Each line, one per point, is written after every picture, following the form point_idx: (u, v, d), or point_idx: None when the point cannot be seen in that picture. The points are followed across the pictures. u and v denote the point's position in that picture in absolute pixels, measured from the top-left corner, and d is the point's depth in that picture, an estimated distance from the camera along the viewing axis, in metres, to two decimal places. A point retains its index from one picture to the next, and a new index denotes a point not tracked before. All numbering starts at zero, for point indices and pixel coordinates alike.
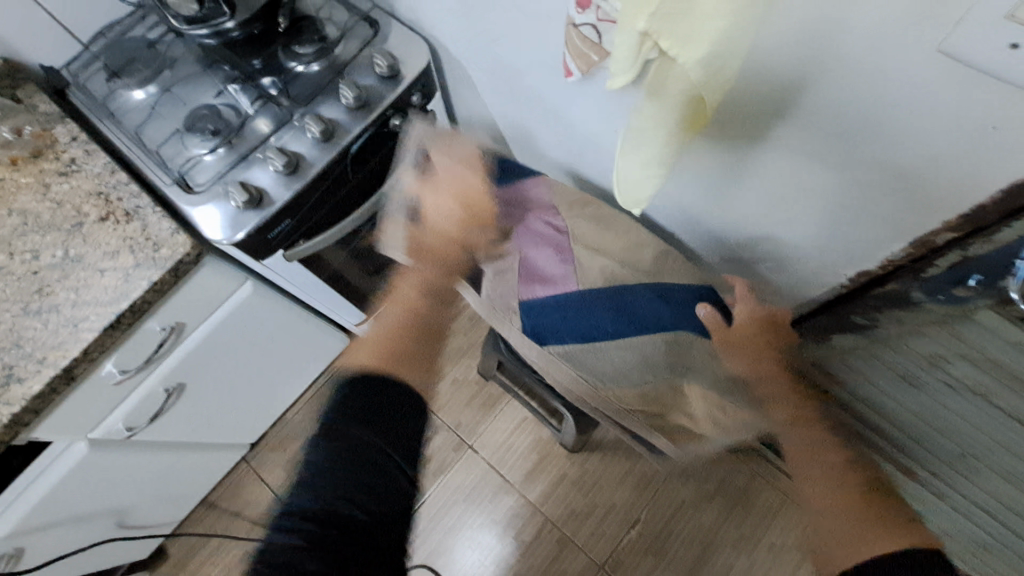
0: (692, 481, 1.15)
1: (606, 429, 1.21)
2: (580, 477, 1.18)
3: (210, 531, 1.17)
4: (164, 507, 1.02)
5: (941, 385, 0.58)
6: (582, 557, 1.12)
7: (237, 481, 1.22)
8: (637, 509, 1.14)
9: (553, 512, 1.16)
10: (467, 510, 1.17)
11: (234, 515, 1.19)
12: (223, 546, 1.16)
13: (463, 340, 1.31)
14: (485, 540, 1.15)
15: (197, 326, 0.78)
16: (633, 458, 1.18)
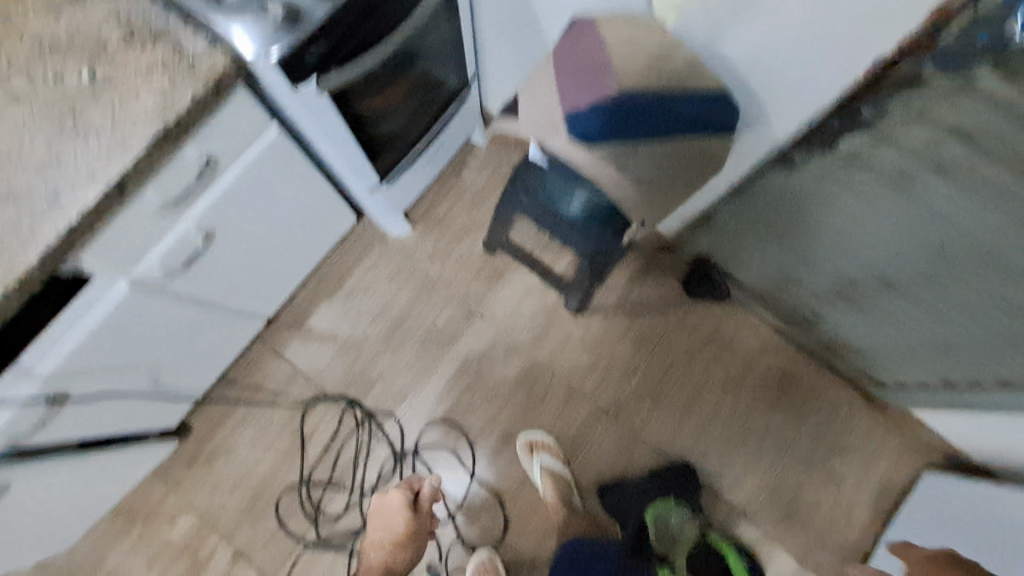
0: (686, 333, 1.27)
1: (607, 293, 1.30)
2: (585, 337, 1.27)
3: (235, 402, 1.24)
4: (189, 371, 1.06)
5: (934, 174, 0.64)
6: (588, 404, 1.24)
7: (255, 358, 1.26)
8: (637, 361, 1.26)
9: (561, 369, 1.26)
10: (480, 371, 1.26)
11: (255, 389, 1.25)
12: (249, 415, 1.23)
13: (466, 220, 1.34)
14: (499, 397, 1.25)
15: (230, 166, 0.78)
16: (632, 317, 1.28)
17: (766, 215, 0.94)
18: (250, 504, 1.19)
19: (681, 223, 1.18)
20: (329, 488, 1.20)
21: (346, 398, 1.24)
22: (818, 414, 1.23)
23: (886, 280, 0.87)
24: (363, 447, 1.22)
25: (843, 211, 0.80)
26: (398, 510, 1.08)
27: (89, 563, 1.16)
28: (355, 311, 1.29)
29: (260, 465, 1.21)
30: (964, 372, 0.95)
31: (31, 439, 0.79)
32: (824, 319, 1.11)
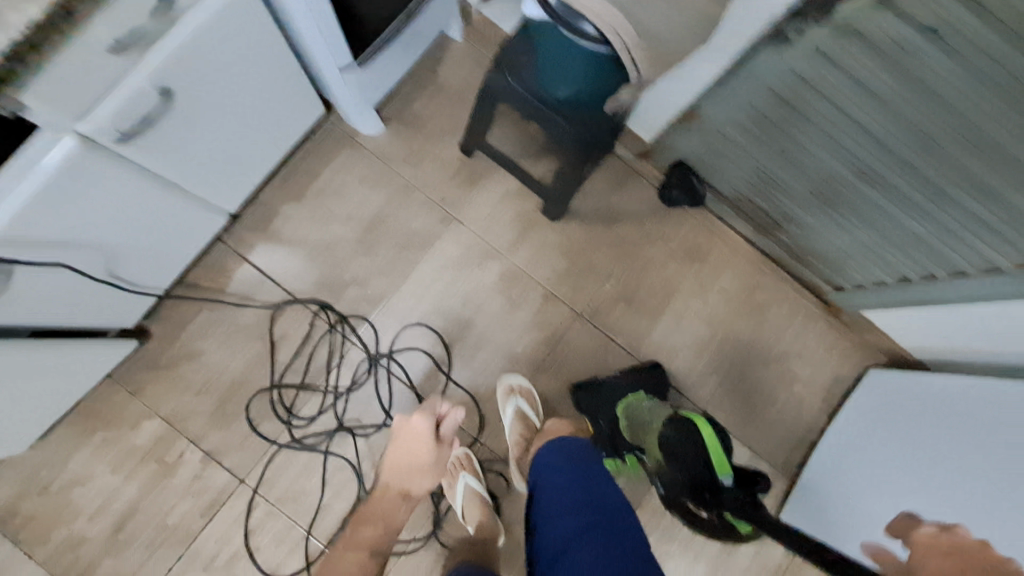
0: (659, 240, 1.30)
1: (584, 200, 1.30)
2: (562, 242, 1.28)
3: (199, 304, 1.18)
4: (147, 261, 1.00)
5: (928, 39, 0.65)
6: (564, 307, 1.26)
7: (218, 259, 1.20)
8: (613, 266, 1.28)
9: (538, 273, 1.26)
10: (456, 275, 1.25)
11: (220, 292, 1.20)
12: (215, 319, 1.19)
13: (443, 120, 1.28)
14: (476, 300, 1.24)
15: (187, 12, 0.70)
16: (608, 224, 1.29)
17: (750, 104, 0.93)
18: (220, 407, 1.16)
19: (661, 125, 1.17)
20: (303, 389, 1.18)
21: (318, 301, 1.20)
22: (777, 318, 1.30)
23: (861, 171, 0.89)
24: (337, 349, 1.20)
25: (829, 91, 0.80)
26: (422, 443, 1.06)
27: (48, 468, 1.11)
28: (325, 213, 1.23)
29: (229, 368, 1.17)
30: (918, 265, 1.01)
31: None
32: (793, 221, 1.14)
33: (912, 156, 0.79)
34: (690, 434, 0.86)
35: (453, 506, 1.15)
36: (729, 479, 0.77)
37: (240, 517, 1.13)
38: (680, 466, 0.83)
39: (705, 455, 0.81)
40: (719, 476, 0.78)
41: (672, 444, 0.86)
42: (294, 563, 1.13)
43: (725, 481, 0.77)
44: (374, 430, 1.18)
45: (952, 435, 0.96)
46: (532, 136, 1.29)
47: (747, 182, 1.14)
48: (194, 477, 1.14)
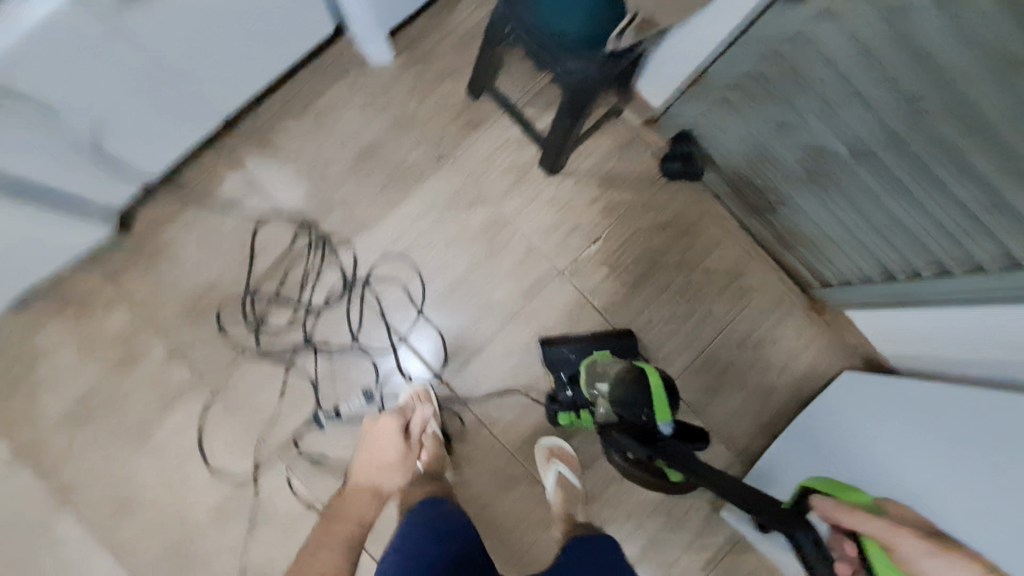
0: (652, 211, 1.29)
1: (582, 159, 1.29)
2: (554, 198, 1.27)
3: (185, 204, 1.19)
4: (137, 140, 1.01)
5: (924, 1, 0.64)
6: (545, 263, 1.26)
7: (210, 163, 1.21)
8: (601, 229, 1.28)
9: (524, 225, 1.26)
10: (443, 213, 1.24)
11: (208, 195, 1.20)
12: (199, 220, 1.19)
13: (452, 59, 1.27)
14: (458, 242, 1.24)
15: None
16: (603, 186, 1.29)
17: (756, 68, 0.93)
18: (192, 306, 1.17)
19: (669, 91, 1.17)
20: (275, 302, 1.19)
21: (302, 219, 1.21)
22: (758, 306, 1.29)
23: (853, 148, 0.89)
24: (313, 268, 1.21)
25: (830, 56, 0.80)
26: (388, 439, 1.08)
27: (16, 339, 1.13)
28: (322, 133, 1.23)
29: (206, 270, 1.19)
30: (903, 260, 0.99)
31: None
32: (787, 202, 1.14)
33: (904, 133, 0.78)
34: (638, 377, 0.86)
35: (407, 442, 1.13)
36: (667, 427, 0.79)
37: (195, 415, 1.15)
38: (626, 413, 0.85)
39: (648, 403, 0.82)
40: (659, 424, 0.80)
41: (620, 388, 0.88)
42: (241, 468, 1.14)
43: (664, 429, 0.79)
44: (340, 352, 1.19)
45: (874, 437, 0.91)
46: (541, 87, 1.28)
47: (747, 157, 1.14)
48: (157, 369, 1.15)
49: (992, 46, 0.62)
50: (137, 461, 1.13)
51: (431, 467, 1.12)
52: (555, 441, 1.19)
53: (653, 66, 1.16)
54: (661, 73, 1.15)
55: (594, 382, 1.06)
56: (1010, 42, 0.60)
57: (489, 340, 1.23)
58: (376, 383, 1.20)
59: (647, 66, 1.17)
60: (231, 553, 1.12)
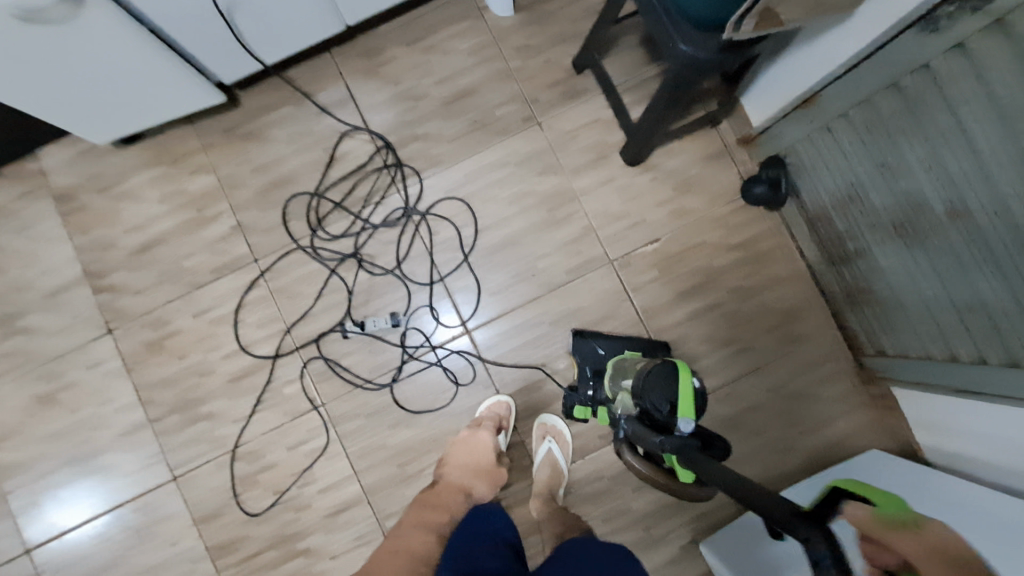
0: (720, 229, 1.26)
1: (666, 158, 1.27)
2: (626, 188, 1.26)
3: (287, 98, 1.27)
4: (262, 27, 1.08)
5: None
6: (599, 248, 1.25)
7: (320, 66, 1.28)
8: (664, 231, 1.26)
9: (590, 206, 1.26)
10: (515, 173, 1.26)
11: (309, 95, 1.28)
12: (294, 116, 1.27)
13: (569, 28, 1.29)
14: (522, 204, 1.26)
15: None
16: (678, 191, 1.26)
17: (875, 99, 0.89)
18: (266, 191, 1.25)
19: (778, 111, 1.14)
20: (338, 209, 1.25)
21: (385, 140, 1.26)
22: (803, 356, 1.23)
23: (954, 206, 0.82)
24: (381, 188, 1.26)
25: (959, 97, 0.76)
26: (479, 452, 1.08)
27: (113, 174, 1.25)
28: (426, 66, 1.28)
29: (287, 162, 1.26)
30: (973, 344, 0.91)
31: (49, 21, 0.82)
32: (865, 256, 1.07)
33: (1015, 198, 0.73)
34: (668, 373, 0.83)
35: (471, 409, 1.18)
36: (689, 424, 0.75)
37: (238, 289, 1.23)
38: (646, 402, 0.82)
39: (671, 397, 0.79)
40: (678, 420, 0.76)
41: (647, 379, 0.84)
42: (264, 349, 1.21)
43: (684, 426, 0.75)
44: (381, 273, 1.23)
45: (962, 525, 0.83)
46: (646, 77, 1.27)
47: (836, 198, 1.08)
48: (220, 238, 1.24)
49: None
50: (179, 314, 1.22)
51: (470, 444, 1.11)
52: (553, 420, 1.19)
53: (770, 77, 1.13)
54: (776, 90, 1.13)
55: (619, 378, 1.04)
56: None
57: (522, 305, 1.23)
58: (404, 312, 1.23)
59: (763, 77, 1.16)
60: (232, 422, 1.19)
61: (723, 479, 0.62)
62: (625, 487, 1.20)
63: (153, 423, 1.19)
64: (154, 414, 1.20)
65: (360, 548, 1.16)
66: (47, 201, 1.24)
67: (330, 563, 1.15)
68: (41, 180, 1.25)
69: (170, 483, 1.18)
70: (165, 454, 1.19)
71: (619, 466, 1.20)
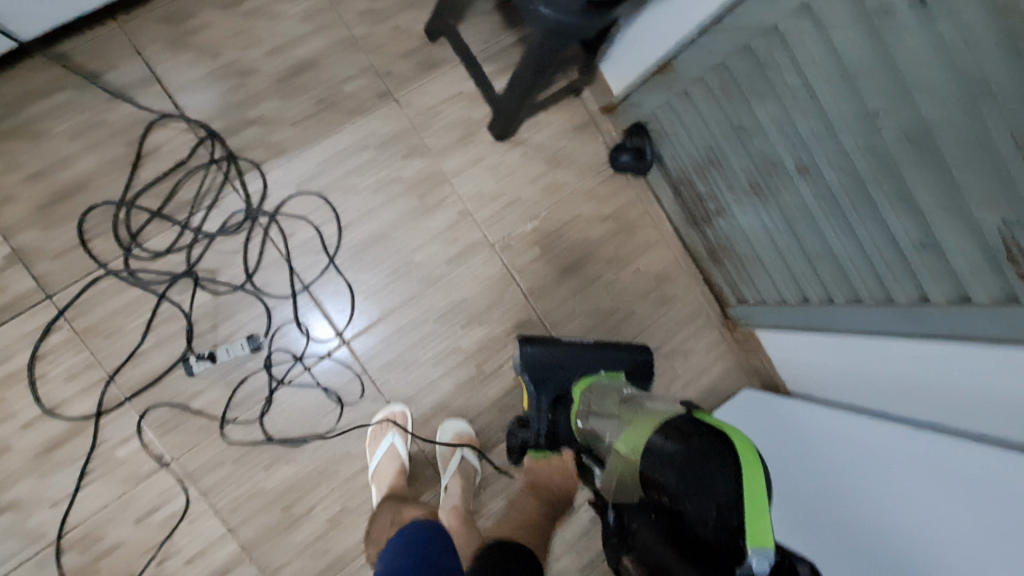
0: (594, 200, 1.25)
1: (535, 131, 1.22)
2: (498, 165, 1.19)
3: (61, 81, 0.99)
4: None
5: (910, 7, 0.64)
6: (477, 232, 1.17)
7: (105, 40, 1.02)
8: (542, 208, 1.22)
9: (463, 188, 1.17)
10: (375, 158, 1.12)
11: (93, 77, 1.00)
12: (75, 105, 0.99)
13: None
14: (386, 193, 1.13)
15: None
16: (550, 165, 1.23)
17: (727, 60, 0.92)
18: (49, 205, 0.97)
19: (635, 77, 1.14)
20: (156, 219, 1.01)
21: (208, 129, 1.04)
22: (679, 314, 1.29)
23: (804, 162, 0.88)
24: (211, 188, 1.04)
25: (803, 56, 0.80)
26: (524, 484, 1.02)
27: None
28: (250, 36, 1.07)
29: (75, 166, 0.99)
30: (823, 287, 1.01)
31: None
32: (725, 215, 1.13)
33: (856, 149, 0.79)
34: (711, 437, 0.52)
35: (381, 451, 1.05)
36: (764, 560, 0.43)
37: (28, 336, 0.95)
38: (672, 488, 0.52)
39: (721, 497, 0.47)
40: (749, 553, 0.44)
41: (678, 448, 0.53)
42: (81, 405, 0.96)
43: (755, 563, 0.43)
44: (227, 290, 1.03)
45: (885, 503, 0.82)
46: (505, 44, 1.19)
47: (696, 161, 1.12)
48: None
49: (960, 64, 0.62)
50: None
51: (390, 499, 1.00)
52: (459, 425, 1.10)
53: (626, 44, 1.13)
54: (632, 55, 1.12)
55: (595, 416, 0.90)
56: (983, 64, 0.61)
57: (402, 305, 1.12)
58: (265, 333, 1.05)
59: (619, 44, 1.15)
60: (49, 505, 0.94)
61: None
62: None
63: None
64: None
65: None
66: None
67: None
68: None
69: None
70: None
71: None
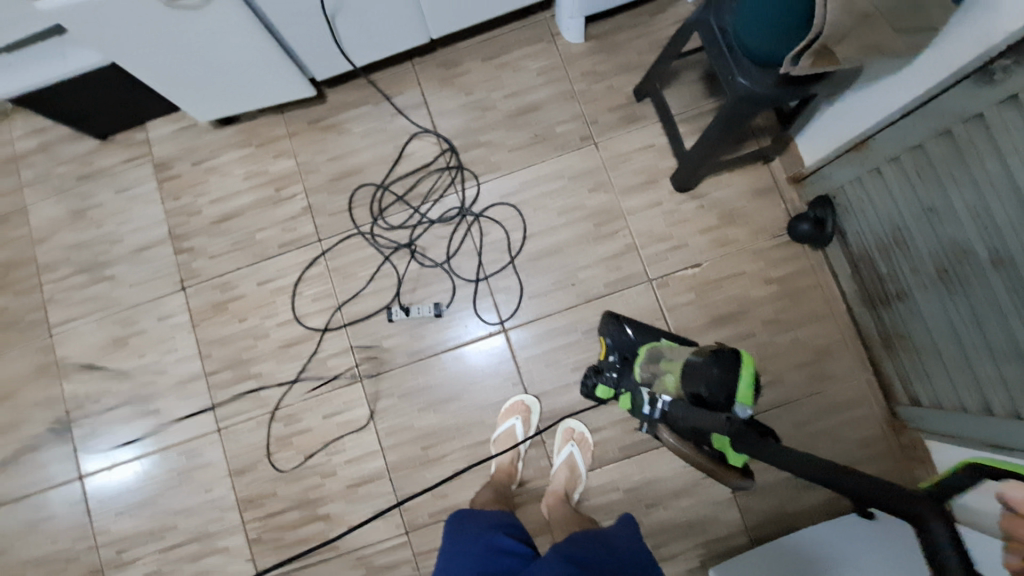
0: (761, 261, 1.29)
1: (715, 188, 1.32)
2: (672, 211, 1.31)
3: (367, 97, 1.40)
4: (359, 32, 1.20)
5: None
6: (639, 266, 1.30)
7: (401, 73, 1.41)
8: (705, 258, 1.29)
9: (634, 225, 1.31)
10: (566, 186, 1.33)
11: (388, 96, 1.40)
12: (371, 115, 1.39)
13: (634, 59, 1.37)
14: (568, 217, 1.32)
15: None
16: (722, 220, 1.30)
17: (925, 143, 0.93)
18: (337, 179, 1.37)
19: (828, 152, 1.18)
20: (398, 202, 1.35)
21: (450, 143, 1.36)
22: (833, 396, 1.23)
23: (1000, 254, 0.84)
24: (440, 187, 1.35)
25: (1006, 147, 0.79)
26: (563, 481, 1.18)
27: (207, 150, 1.39)
28: (497, 81, 1.38)
29: (360, 155, 1.38)
30: (1008, 398, 0.89)
31: (185, 8, 0.95)
32: (905, 302, 1.08)
33: None
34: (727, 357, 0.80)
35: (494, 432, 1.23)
36: (746, 412, 0.75)
37: (300, 264, 1.33)
38: (704, 391, 0.82)
39: (730, 390, 0.78)
40: (738, 408, 0.76)
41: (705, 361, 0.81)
42: (315, 321, 1.31)
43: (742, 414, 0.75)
44: (430, 264, 1.32)
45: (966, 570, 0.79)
46: (703, 108, 1.33)
47: (880, 239, 1.10)
48: (290, 217, 1.36)
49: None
50: (245, 278, 1.33)
51: (499, 477, 1.18)
52: (578, 425, 1.23)
53: (825, 120, 1.17)
54: (829, 131, 1.17)
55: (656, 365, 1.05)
56: None
57: (557, 311, 1.29)
58: (447, 304, 1.30)
59: (818, 120, 1.20)
60: (276, 386, 1.28)
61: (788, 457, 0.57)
62: (639, 502, 1.21)
63: (207, 377, 1.30)
64: (209, 369, 1.30)
65: (376, 521, 1.22)
66: (148, 167, 1.39)
67: (347, 531, 1.22)
68: (145, 148, 1.40)
69: (213, 434, 1.27)
70: (213, 407, 1.28)
71: (636, 480, 1.21)
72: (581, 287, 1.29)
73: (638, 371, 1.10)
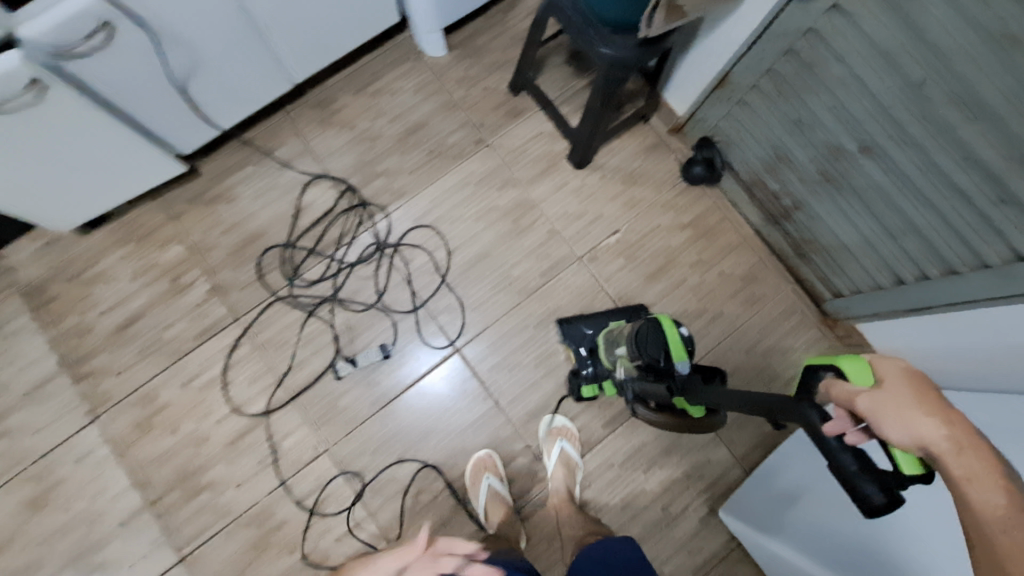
0: (672, 212, 1.36)
1: (611, 157, 1.38)
2: (580, 188, 1.35)
3: (246, 159, 1.32)
4: (219, 94, 1.14)
5: None
6: (566, 247, 1.32)
7: (276, 124, 1.34)
8: (623, 223, 1.34)
9: (550, 211, 1.34)
10: (476, 192, 1.34)
11: (268, 153, 1.33)
12: (256, 175, 1.32)
13: (500, 57, 1.40)
14: (486, 221, 1.32)
15: None
16: (627, 184, 1.36)
17: (777, 66, 1.02)
18: (239, 250, 1.28)
19: (695, 97, 1.27)
20: (311, 255, 1.29)
21: (348, 182, 1.32)
22: (772, 314, 1.31)
23: (867, 143, 0.94)
24: (349, 229, 1.30)
25: (843, 49, 0.89)
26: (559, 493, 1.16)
27: (82, 261, 1.25)
28: (376, 109, 1.36)
29: (256, 220, 1.30)
30: (912, 263, 0.99)
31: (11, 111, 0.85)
32: (802, 209, 1.18)
33: (911, 120, 0.84)
34: (654, 327, 0.88)
35: (475, 505, 1.16)
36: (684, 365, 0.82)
37: (223, 351, 1.23)
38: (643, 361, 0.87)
39: (665, 348, 0.84)
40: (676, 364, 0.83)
41: (638, 334, 0.90)
42: (258, 404, 1.21)
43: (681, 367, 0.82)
44: (362, 308, 1.26)
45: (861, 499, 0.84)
46: (578, 86, 1.38)
47: (765, 162, 1.19)
48: (197, 304, 1.25)
49: (985, 26, 0.70)
50: (166, 382, 1.21)
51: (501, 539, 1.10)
52: (560, 419, 1.22)
53: (683, 71, 1.26)
54: (691, 80, 1.26)
55: (613, 346, 1.07)
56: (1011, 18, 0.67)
57: (503, 315, 1.28)
58: (394, 342, 1.25)
59: (678, 72, 1.28)
60: (235, 486, 1.17)
61: (729, 402, 0.62)
62: (636, 471, 1.22)
63: (154, 504, 1.16)
64: (154, 493, 1.16)
65: None
66: (16, 298, 1.23)
67: None
68: (7, 278, 1.24)
69: (180, 563, 1.13)
70: (171, 533, 1.14)
71: (627, 451, 1.23)
72: (519, 284, 1.30)
73: (604, 356, 1.11)
